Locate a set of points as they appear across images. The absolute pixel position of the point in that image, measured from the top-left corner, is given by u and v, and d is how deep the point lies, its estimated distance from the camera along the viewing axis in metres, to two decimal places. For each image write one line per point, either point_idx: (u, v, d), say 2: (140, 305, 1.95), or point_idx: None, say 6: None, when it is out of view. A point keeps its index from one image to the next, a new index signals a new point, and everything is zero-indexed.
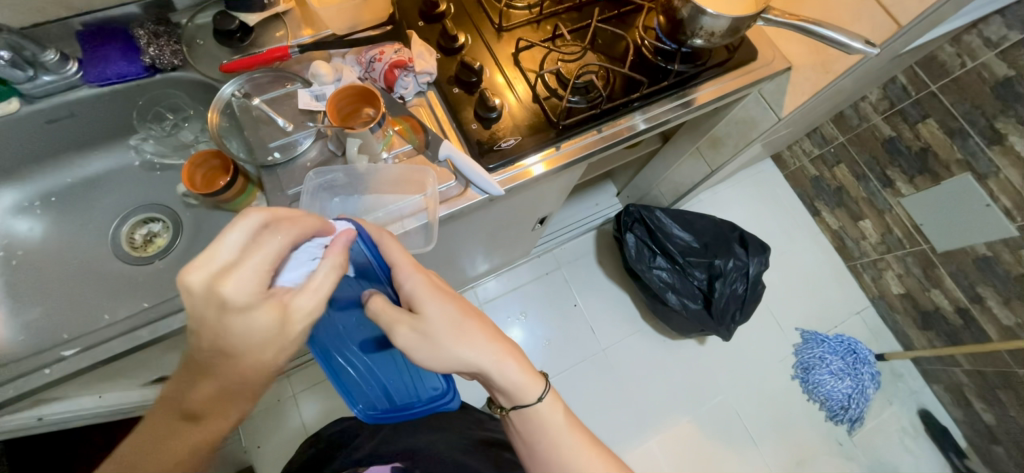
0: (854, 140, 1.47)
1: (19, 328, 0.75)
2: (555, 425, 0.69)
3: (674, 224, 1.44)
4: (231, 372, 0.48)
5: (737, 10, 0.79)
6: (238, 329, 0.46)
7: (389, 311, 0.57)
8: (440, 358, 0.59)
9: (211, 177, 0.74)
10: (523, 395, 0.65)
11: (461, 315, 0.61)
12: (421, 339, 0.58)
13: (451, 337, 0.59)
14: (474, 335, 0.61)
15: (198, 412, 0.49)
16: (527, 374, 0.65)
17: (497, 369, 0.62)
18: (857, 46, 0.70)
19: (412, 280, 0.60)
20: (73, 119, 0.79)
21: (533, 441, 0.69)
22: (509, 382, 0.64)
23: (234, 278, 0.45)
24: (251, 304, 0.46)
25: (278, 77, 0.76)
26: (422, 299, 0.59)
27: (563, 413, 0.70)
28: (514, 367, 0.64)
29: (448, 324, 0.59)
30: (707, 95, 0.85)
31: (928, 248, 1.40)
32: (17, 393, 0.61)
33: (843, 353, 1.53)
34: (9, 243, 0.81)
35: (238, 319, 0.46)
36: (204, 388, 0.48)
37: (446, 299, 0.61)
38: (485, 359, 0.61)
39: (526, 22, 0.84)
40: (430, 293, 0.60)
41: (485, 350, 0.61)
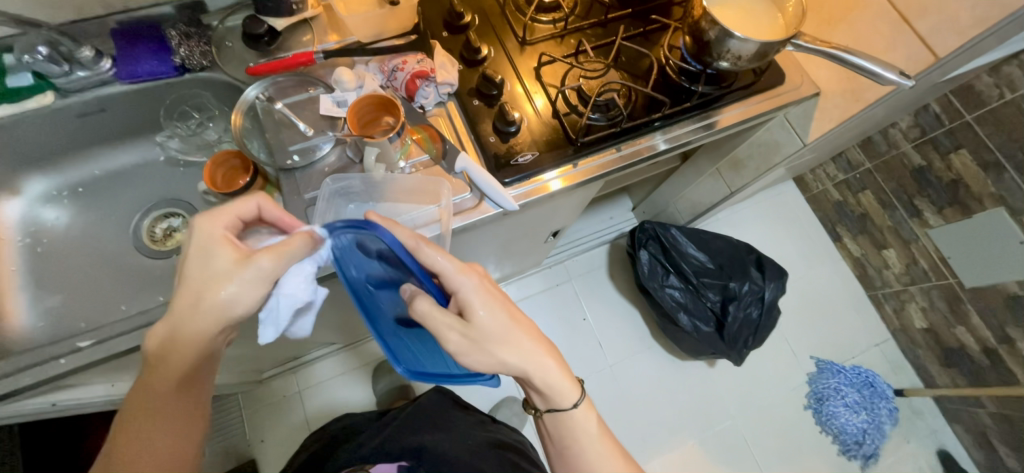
0: (881, 167, 1.42)
1: (40, 314, 0.78)
2: (587, 432, 0.68)
3: (690, 243, 1.42)
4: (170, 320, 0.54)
5: (766, 34, 0.78)
6: (200, 262, 0.52)
7: (437, 316, 0.55)
8: (485, 361, 0.58)
9: (231, 176, 0.75)
10: (561, 401, 0.65)
11: (511, 323, 0.59)
12: (466, 344, 0.57)
13: (497, 340, 0.59)
14: (521, 338, 0.60)
15: (151, 356, 0.55)
16: (569, 380, 0.64)
17: (541, 374, 0.62)
18: (890, 77, 0.68)
19: (466, 283, 0.57)
20: (103, 114, 0.81)
21: (567, 446, 0.69)
22: (550, 387, 0.63)
23: (209, 218, 0.54)
24: (215, 243, 0.53)
25: (301, 81, 0.77)
26: (474, 305, 0.57)
27: (596, 420, 0.69)
28: (556, 372, 0.62)
29: (497, 331, 0.58)
30: (731, 118, 0.83)
31: (955, 282, 1.34)
32: (32, 381, 0.63)
33: (859, 385, 1.48)
34: (36, 231, 0.84)
35: (200, 257, 0.53)
36: (157, 335, 0.54)
37: (498, 303, 0.59)
38: (530, 365, 0.61)
39: (549, 36, 0.84)
40: (483, 297, 0.58)
41: (528, 357, 0.61)
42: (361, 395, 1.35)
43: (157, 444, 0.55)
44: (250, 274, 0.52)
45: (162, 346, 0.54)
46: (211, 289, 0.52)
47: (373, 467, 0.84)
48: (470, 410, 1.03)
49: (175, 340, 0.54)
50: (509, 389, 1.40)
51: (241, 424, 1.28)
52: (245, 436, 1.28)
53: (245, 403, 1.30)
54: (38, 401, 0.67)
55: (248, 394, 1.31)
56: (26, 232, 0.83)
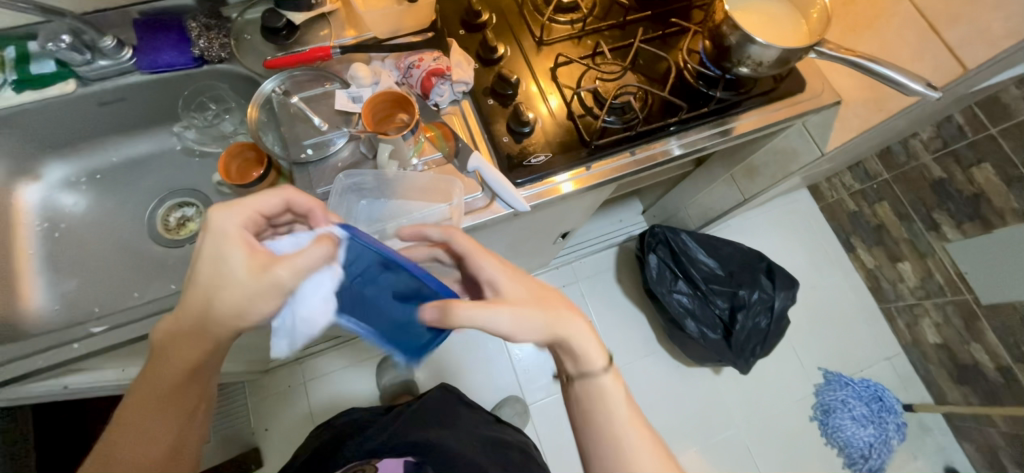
0: (899, 178, 1.39)
1: (57, 298, 0.79)
2: (614, 398, 0.62)
3: (700, 249, 1.41)
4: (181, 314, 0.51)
5: (789, 40, 0.76)
6: (213, 263, 0.48)
7: (467, 309, 0.51)
8: (529, 336, 0.55)
9: (246, 168, 0.75)
10: (590, 363, 0.60)
11: (541, 293, 0.58)
12: (513, 321, 0.54)
13: (539, 311, 0.56)
14: (558, 309, 0.57)
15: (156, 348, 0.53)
16: (598, 344, 0.59)
17: (574, 338, 0.58)
18: (916, 88, 0.66)
19: (489, 263, 0.58)
20: (122, 103, 0.82)
21: (587, 413, 0.63)
22: (580, 350, 0.59)
23: (226, 209, 0.49)
24: (230, 238, 0.48)
25: (318, 76, 0.77)
26: (500, 282, 0.58)
27: (625, 390, 0.63)
28: (592, 343, 0.59)
29: (530, 298, 0.56)
30: (748, 124, 0.82)
31: (972, 299, 1.32)
32: (47, 364, 0.64)
33: (868, 399, 1.46)
34: (54, 216, 0.85)
35: (212, 250, 0.49)
36: (165, 331, 0.53)
37: (522, 277, 0.58)
38: (564, 330, 0.57)
39: (567, 37, 0.83)
40: (507, 273, 0.58)
41: (567, 329, 0.57)
42: (365, 388, 1.36)
43: (155, 435, 0.55)
44: (261, 281, 0.47)
45: (167, 343, 0.53)
46: (221, 291, 0.48)
47: (379, 462, 0.81)
48: (474, 407, 1.03)
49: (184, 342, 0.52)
50: (512, 388, 1.40)
51: (246, 411, 1.30)
52: (251, 424, 1.29)
53: (251, 391, 1.32)
54: (51, 383, 0.69)
55: (254, 382, 1.32)
56: (43, 216, 0.85)
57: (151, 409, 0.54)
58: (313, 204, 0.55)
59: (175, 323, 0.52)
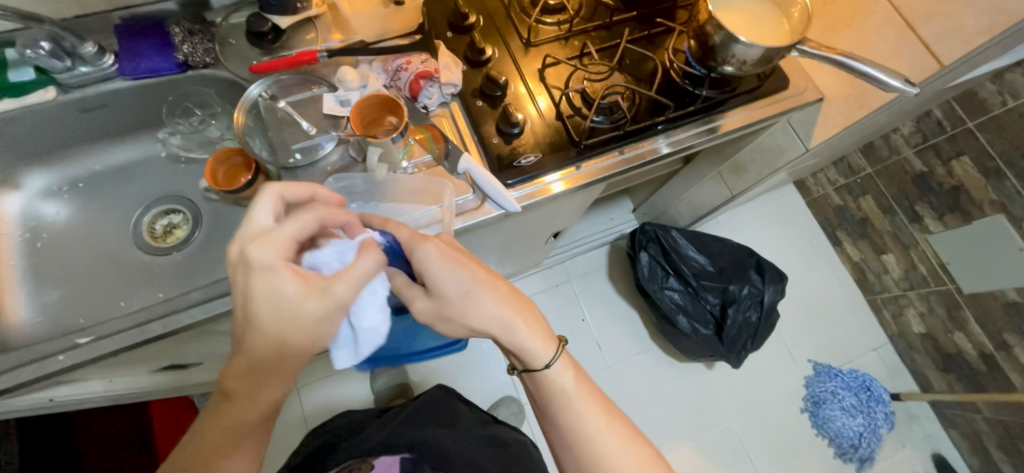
0: (882, 172, 1.42)
1: (41, 310, 0.78)
2: (564, 389, 0.66)
3: (690, 246, 1.42)
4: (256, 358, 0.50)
5: (772, 39, 0.77)
6: (269, 302, 0.48)
7: (406, 289, 0.61)
8: (453, 325, 0.61)
9: (233, 173, 0.75)
10: (531, 360, 0.64)
11: (473, 287, 0.58)
12: (433, 311, 0.60)
13: (461, 306, 0.59)
14: (484, 303, 0.59)
15: (232, 389, 0.53)
16: (540, 336, 0.63)
17: (510, 334, 0.62)
18: (895, 84, 0.68)
19: (426, 252, 0.56)
20: (105, 110, 0.80)
21: (546, 406, 0.67)
22: (521, 344, 0.63)
23: (262, 245, 0.48)
24: (280, 273, 0.48)
25: (305, 80, 0.76)
26: (432, 272, 0.57)
27: (574, 372, 0.67)
28: (525, 333, 0.62)
29: (459, 296, 0.58)
30: (734, 122, 0.83)
31: (954, 288, 1.35)
32: (32, 377, 0.62)
33: (856, 389, 1.49)
34: (36, 226, 0.83)
35: (263, 288, 0.48)
36: (237, 372, 0.52)
37: (461, 267, 0.58)
38: (496, 327, 0.61)
39: (554, 38, 0.84)
40: (443, 263, 0.57)
41: (491, 325, 0.61)
42: (360, 393, 1.35)
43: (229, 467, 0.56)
44: (329, 307, 0.49)
45: (244, 384, 0.53)
46: (290, 324, 0.48)
47: (375, 459, 0.82)
48: (471, 407, 1.03)
49: (264, 383, 0.53)
50: (508, 388, 1.40)
51: None
52: None
53: None
54: (37, 397, 0.67)
55: None
56: (25, 226, 0.83)
57: (231, 445, 0.55)
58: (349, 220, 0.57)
59: (247, 362, 0.51)
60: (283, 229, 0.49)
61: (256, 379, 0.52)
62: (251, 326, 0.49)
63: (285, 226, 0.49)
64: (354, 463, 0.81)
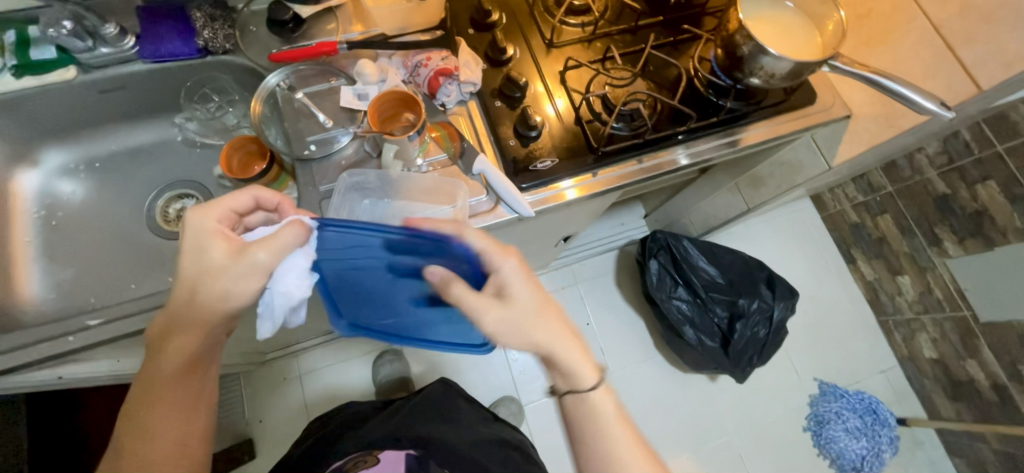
0: (903, 191, 1.37)
1: (51, 287, 0.78)
2: (603, 419, 0.61)
3: (701, 257, 1.40)
4: (177, 309, 0.53)
5: (802, 52, 0.75)
6: (193, 257, 0.52)
7: (467, 298, 0.55)
8: (522, 340, 0.57)
9: (247, 162, 0.74)
10: (579, 381, 0.60)
11: (544, 307, 0.58)
12: (508, 328, 0.56)
13: (529, 322, 0.57)
14: (552, 324, 0.58)
15: (156, 343, 0.55)
16: (592, 360, 0.61)
17: (566, 359, 0.59)
18: (930, 107, 0.65)
19: (508, 264, 0.56)
20: (124, 91, 0.80)
21: (585, 442, 0.62)
22: (572, 367, 0.60)
23: (199, 209, 0.53)
24: (207, 232, 0.52)
25: (323, 71, 0.76)
26: (513, 286, 0.56)
27: (615, 405, 0.63)
28: (579, 358, 0.60)
29: (530, 313, 0.57)
30: (756, 136, 0.81)
31: (970, 315, 1.32)
32: (40, 356, 0.63)
33: (861, 411, 1.46)
34: (51, 203, 0.84)
35: (191, 247, 0.52)
36: (160, 321, 0.55)
37: (535, 285, 0.58)
38: (555, 349, 0.59)
39: (577, 40, 0.82)
40: (523, 280, 0.57)
41: (556, 343, 0.59)
42: (361, 385, 1.36)
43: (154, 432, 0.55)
44: (242, 268, 0.51)
45: (164, 332, 0.54)
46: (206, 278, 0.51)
47: (381, 452, 0.80)
48: (474, 404, 1.03)
49: (182, 330, 0.54)
50: (508, 388, 1.40)
51: (241, 402, 1.29)
52: (244, 416, 1.29)
53: (246, 383, 1.31)
54: (47, 373, 0.67)
55: (250, 374, 1.32)
56: (41, 203, 0.84)
57: (158, 400, 0.55)
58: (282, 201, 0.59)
59: (168, 310, 0.54)
60: (220, 199, 0.54)
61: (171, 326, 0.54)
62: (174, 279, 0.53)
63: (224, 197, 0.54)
64: (359, 457, 0.80)
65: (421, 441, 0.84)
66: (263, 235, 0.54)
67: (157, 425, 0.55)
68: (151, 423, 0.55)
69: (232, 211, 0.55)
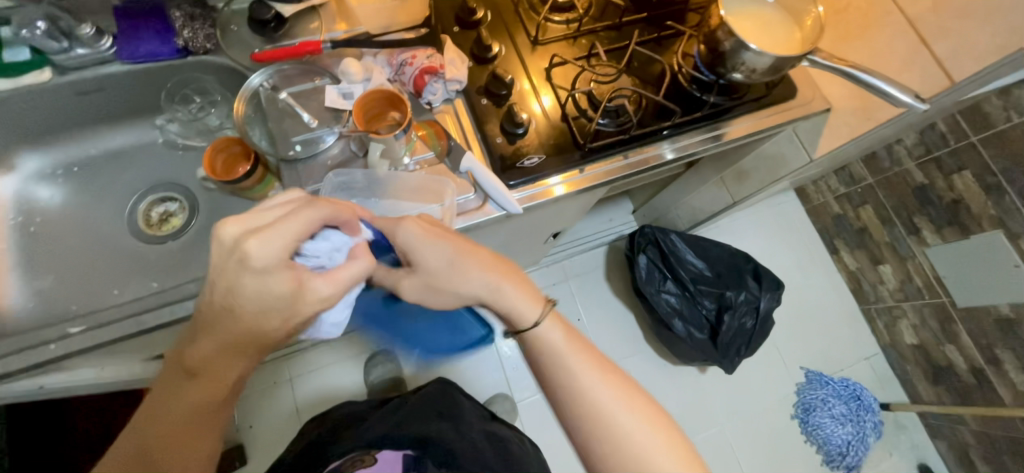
0: (883, 182, 1.41)
1: (31, 295, 0.77)
2: (556, 347, 0.64)
3: (689, 250, 1.42)
4: (228, 336, 0.50)
5: (782, 48, 0.76)
6: (256, 295, 0.47)
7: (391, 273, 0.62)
8: (441, 298, 0.61)
9: (231, 163, 0.73)
10: (519, 319, 0.63)
11: (457, 256, 0.59)
12: (423, 286, 0.60)
13: (448, 277, 0.59)
14: (471, 271, 0.60)
15: (196, 369, 0.52)
16: (525, 297, 0.63)
17: (495, 298, 0.62)
18: (906, 100, 0.68)
19: (408, 234, 0.58)
20: (102, 93, 0.79)
21: (546, 374, 0.65)
22: (509, 306, 0.63)
23: (261, 241, 0.46)
24: (275, 268, 0.47)
25: (307, 70, 0.75)
26: (415, 249, 0.58)
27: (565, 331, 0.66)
28: (514, 295, 0.62)
29: (445, 267, 0.59)
30: (739, 130, 0.82)
31: (948, 302, 1.36)
32: (22, 365, 0.62)
33: (846, 398, 1.50)
34: (30, 209, 0.82)
35: (254, 282, 0.47)
36: (202, 348, 0.51)
37: (442, 239, 0.59)
38: (483, 292, 0.61)
39: (562, 37, 0.83)
40: (425, 241, 0.58)
41: (484, 293, 0.61)
42: (353, 386, 1.35)
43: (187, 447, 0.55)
44: (309, 307, 0.50)
45: (209, 358, 0.51)
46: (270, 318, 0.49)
47: (378, 453, 0.81)
48: (472, 402, 1.03)
49: (235, 356, 0.52)
50: (501, 385, 1.41)
51: None
52: (234, 422, 1.27)
53: None
54: (28, 383, 0.67)
55: None
56: (18, 209, 0.82)
57: (194, 425, 0.54)
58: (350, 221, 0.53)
59: (212, 338, 0.50)
60: (287, 228, 0.46)
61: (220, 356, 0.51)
62: (230, 311, 0.48)
63: (290, 224, 0.47)
64: (357, 456, 0.80)
65: (419, 441, 0.83)
66: (325, 265, 0.52)
67: (190, 441, 0.55)
68: (175, 442, 0.54)
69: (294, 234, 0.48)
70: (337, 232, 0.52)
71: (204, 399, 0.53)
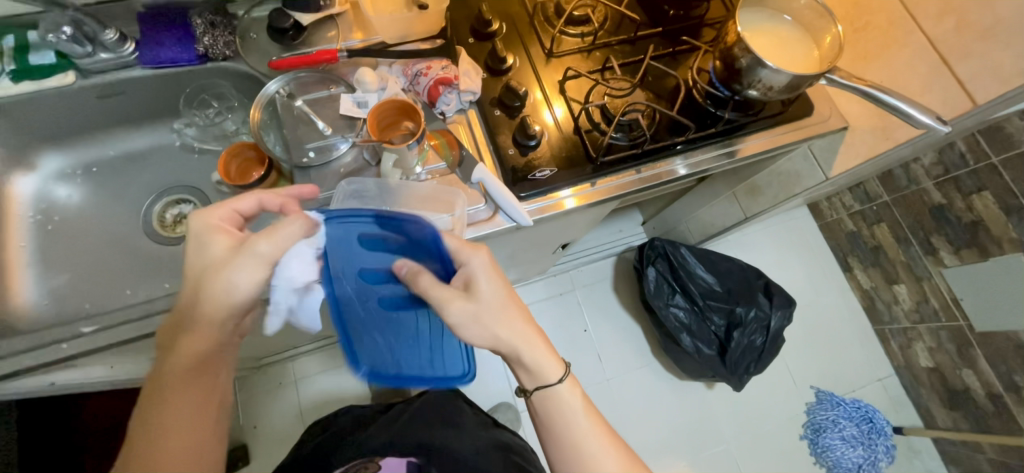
0: (899, 201, 1.38)
1: (46, 293, 0.78)
2: (572, 408, 0.67)
3: (699, 264, 1.41)
4: (185, 313, 0.57)
5: (799, 66, 0.76)
6: (199, 254, 0.56)
7: (433, 290, 0.58)
8: (484, 334, 0.60)
9: (246, 168, 0.74)
10: (546, 376, 0.65)
11: (511, 302, 0.62)
12: (469, 319, 0.58)
13: (496, 316, 0.60)
14: (515, 320, 0.62)
15: (165, 347, 0.58)
16: (554, 356, 0.65)
17: (530, 352, 0.63)
18: (925, 120, 0.66)
19: (473, 259, 0.60)
20: (123, 96, 0.80)
21: (554, 436, 0.67)
22: (539, 363, 0.64)
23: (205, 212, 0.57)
24: (213, 230, 0.56)
25: (324, 78, 0.76)
26: (480, 279, 0.60)
27: (581, 396, 0.68)
28: (543, 352, 0.64)
29: (498, 307, 0.60)
30: (754, 147, 0.81)
31: (966, 325, 1.32)
32: (33, 363, 0.63)
33: (857, 419, 1.46)
34: (47, 207, 0.84)
35: (199, 246, 0.56)
36: (170, 327, 0.58)
37: (502, 279, 0.61)
38: (521, 344, 0.63)
39: (577, 50, 0.83)
40: (489, 273, 0.60)
41: (518, 344, 0.63)
42: (357, 390, 1.35)
43: (158, 439, 0.54)
44: (243, 259, 0.54)
45: (175, 333, 0.57)
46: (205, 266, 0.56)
47: (382, 459, 0.79)
48: (475, 409, 1.01)
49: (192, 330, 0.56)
50: (506, 395, 1.40)
51: (235, 408, 1.28)
52: (239, 422, 1.28)
53: (241, 388, 1.30)
54: (38, 380, 0.67)
55: (245, 379, 1.31)
56: (37, 208, 0.83)
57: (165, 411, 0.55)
58: (285, 202, 0.60)
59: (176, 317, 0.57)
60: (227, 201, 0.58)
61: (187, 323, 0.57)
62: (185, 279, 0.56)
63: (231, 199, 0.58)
64: (360, 464, 0.78)
65: (422, 449, 0.84)
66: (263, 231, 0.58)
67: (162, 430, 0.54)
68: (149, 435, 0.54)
69: (237, 213, 0.58)
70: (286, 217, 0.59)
71: (171, 379, 0.56)
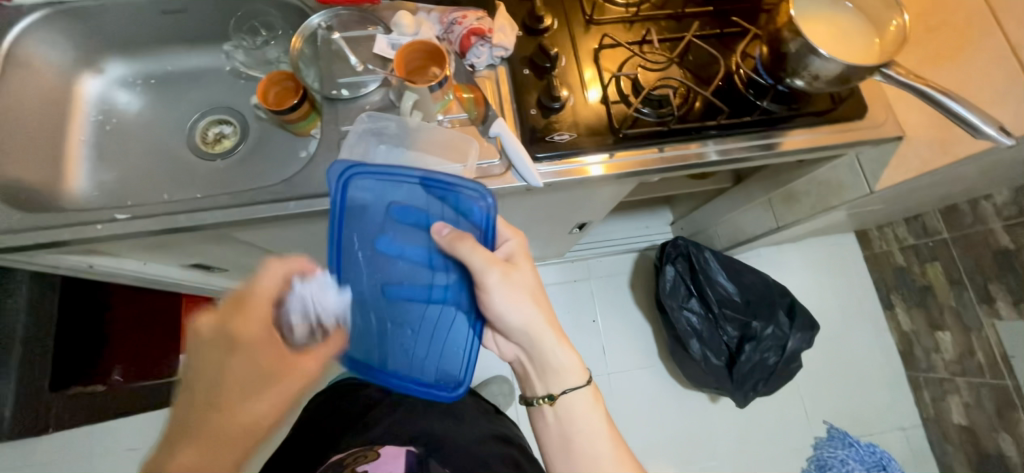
0: (960, 240, 1.23)
1: (96, 185, 0.86)
2: (593, 418, 0.70)
3: (721, 272, 1.35)
4: (212, 427, 0.49)
5: (854, 57, 0.70)
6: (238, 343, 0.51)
7: (485, 256, 0.63)
8: (517, 305, 0.65)
9: (283, 96, 0.78)
10: (569, 378, 0.70)
11: (541, 286, 0.68)
12: (508, 286, 0.64)
13: (525, 299, 0.66)
14: (542, 308, 0.68)
15: None
16: (575, 359, 0.70)
17: (552, 349, 0.69)
18: (988, 131, 0.60)
19: (512, 242, 0.69)
20: (184, 15, 0.87)
21: (572, 447, 0.69)
22: (557, 361, 0.70)
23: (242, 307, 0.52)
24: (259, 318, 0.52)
25: (364, 18, 0.79)
26: (520, 259, 0.68)
27: (602, 410, 0.72)
28: (564, 351, 0.69)
29: (533, 285, 0.67)
30: (796, 143, 0.76)
31: (1013, 386, 1.18)
32: (70, 238, 0.69)
33: (870, 467, 1.29)
34: (109, 110, 0.92)
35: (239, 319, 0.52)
36: (193, 437, 0.49)
37: (533, 267, 0.69)
38: (550, 337, 0.68)
39: (619, 19, 0.81)
40: (523, 256, 0.68)
41: (545, 332, 0.68)
42: None
43: None
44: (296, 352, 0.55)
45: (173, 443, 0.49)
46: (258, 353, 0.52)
47: (381, 447, 0.78)
48: (478, 397, 1.02)
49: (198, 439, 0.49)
50: (501, 368, 1.41)
51: None
52: None
53: None
54: (78, 260, 0.78)
55: None
56: (100, 109, 0.92)
57: None
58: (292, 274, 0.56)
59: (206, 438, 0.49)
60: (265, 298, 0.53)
61: (250, 384, 0.51)
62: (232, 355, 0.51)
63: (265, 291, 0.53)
64: (360, 451, 0.77)
65: (422, 439, 0.82)
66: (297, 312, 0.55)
67: None
68: None
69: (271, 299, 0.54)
70: (300, 284, 0.56)
71: None
